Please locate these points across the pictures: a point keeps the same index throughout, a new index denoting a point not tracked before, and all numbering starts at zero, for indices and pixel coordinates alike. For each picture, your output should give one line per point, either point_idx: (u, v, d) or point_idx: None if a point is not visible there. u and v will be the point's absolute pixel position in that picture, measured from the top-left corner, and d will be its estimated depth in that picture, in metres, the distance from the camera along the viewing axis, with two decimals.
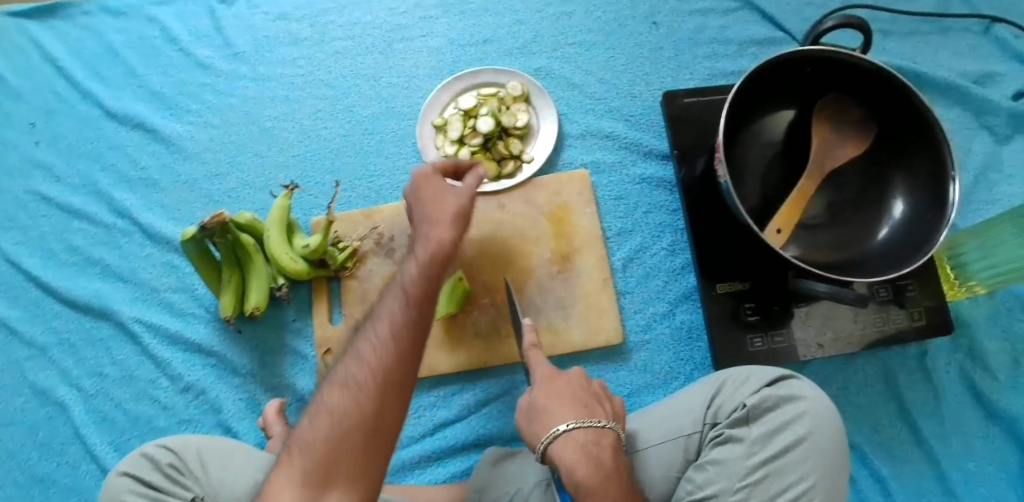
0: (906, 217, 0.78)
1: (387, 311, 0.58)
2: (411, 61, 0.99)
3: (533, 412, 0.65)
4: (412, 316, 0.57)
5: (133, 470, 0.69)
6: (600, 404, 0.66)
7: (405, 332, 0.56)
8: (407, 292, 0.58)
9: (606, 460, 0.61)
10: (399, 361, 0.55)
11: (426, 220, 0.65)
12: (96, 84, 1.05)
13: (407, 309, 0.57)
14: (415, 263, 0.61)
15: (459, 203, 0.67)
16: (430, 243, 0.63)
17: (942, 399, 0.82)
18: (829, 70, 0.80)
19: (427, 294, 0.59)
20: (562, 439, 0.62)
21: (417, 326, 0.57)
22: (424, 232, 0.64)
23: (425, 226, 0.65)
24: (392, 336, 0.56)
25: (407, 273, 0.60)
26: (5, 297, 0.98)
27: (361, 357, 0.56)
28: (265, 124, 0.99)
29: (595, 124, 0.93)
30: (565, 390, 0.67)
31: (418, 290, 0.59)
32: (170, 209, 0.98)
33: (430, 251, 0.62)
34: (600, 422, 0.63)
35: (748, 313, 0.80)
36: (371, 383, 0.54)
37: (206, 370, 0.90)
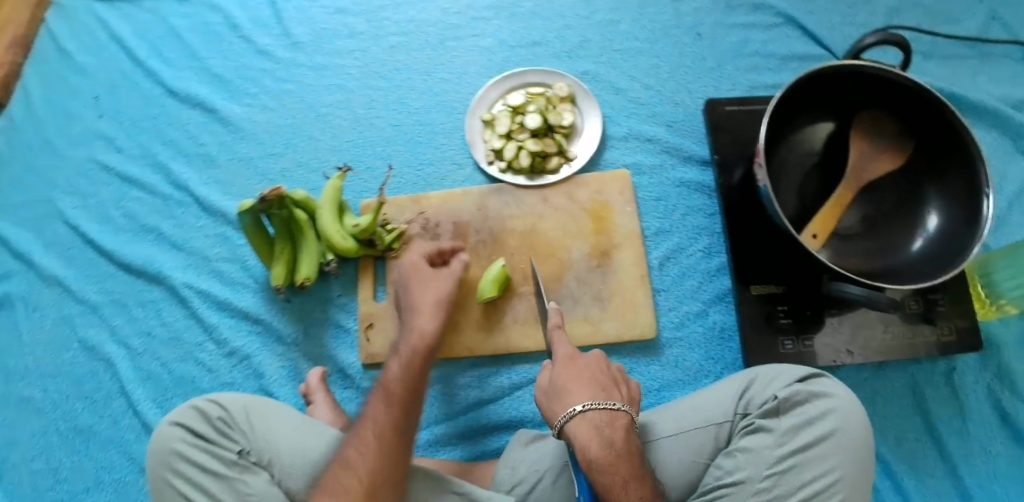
0: (940, 231, 0.80)
1: (374, 412, 0.67)
2: (462, 59, 1.02)
3: (551, 391, 0.68)
4: (394, 418, 0.66)
5: (183, 420, 0.69)
6: (614, 388, 0.68)
7: (390, 430, 0.65)
8: (391, 393, 0.68)
9: (617, 441, 0.63)
10: (384, 459, 0.63)
11: (411, 311, 0.76)
12: (159, 64, 1.10)
13: (391, 410, 0.66)
14: (397, 364, 0.71)
15: (439, 297, 0.77)
16: (414, 339, 0.73)
17: (967, 415, 0.84)
18: (867, 86, 0.83)
19: (411, 393, 0.69)
20: (578, 420, 0.64)
21: (402, 423, 0.66)
22: (407, 332, 0.74)
23: (412, 319, 0.75)
24: (384, 418, 0.66)
25: (392, 376, 0.70)
26: (62, 258, 1.03)
27: (348, 458, 0.63)
28: (320, 111, 1.04)
29: (638, 128, 0.96)
30: (584, 371, 0.69)
31: (402, 388, 0.68)
32: (225, 184, 1.03)
33: (412, 350, 0.72)
34: (614, 405, 0.65)
35: (780, 317, 0.82)
36: (361, 481, 0.61)
37: (250, 337, 0.94)
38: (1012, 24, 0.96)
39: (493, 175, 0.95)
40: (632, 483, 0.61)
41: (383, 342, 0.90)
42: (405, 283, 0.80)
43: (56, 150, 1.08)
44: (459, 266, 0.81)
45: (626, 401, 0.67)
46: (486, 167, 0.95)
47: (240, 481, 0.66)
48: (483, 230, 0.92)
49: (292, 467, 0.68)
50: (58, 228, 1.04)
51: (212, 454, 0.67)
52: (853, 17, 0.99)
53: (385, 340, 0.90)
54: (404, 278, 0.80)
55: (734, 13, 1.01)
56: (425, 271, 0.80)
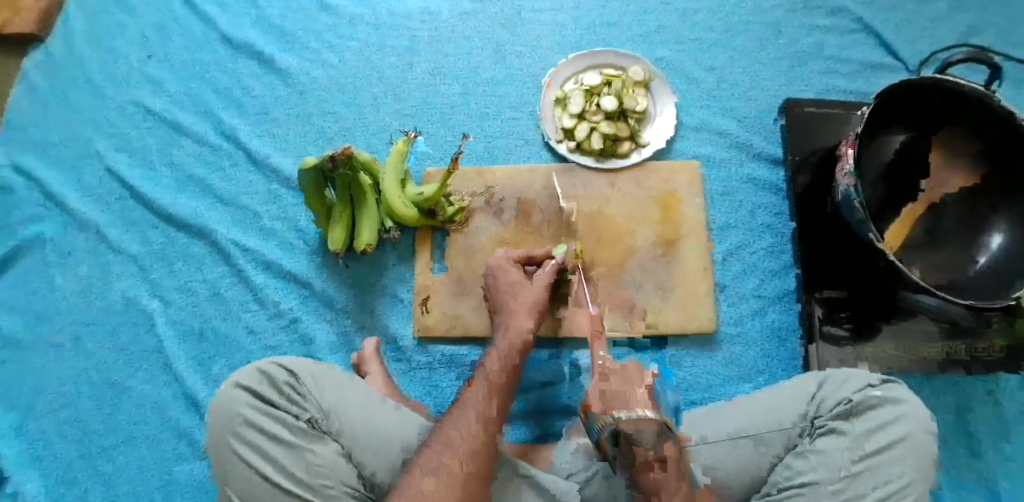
0: (1005, 253, 0.81)
1: (472, 399, 0.67)
2: (536, 32, 1.01)
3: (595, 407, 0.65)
4: (494, 409, 0.66)
5: (250, 384, 0.68)
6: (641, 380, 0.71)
7: (491, 421, 0.65)
8: (491, 384, 0.69)
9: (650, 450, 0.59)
10: (484, 445, 0.63)
11: (505, 312, 0.77)
12: (216, 9, 1.06)
13: (491, 399, 0.67)
14: (495, 357, 0.72)
15: (533, 299, 0.78)
16: (508, 336, 0.75)
17: (1010, 434, 0.85)
18: (955, 102, 0.82)
19: (507, 388, 0.70)
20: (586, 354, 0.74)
21: (500, 413, 0.67)
22: (504, 327, 0.76)
23: (508, 317, 0.77)
24: (482, 417, 0.65)
25: (488, 368, 0.71)
26: (99, 202, 0.98)
27: (449, 439, 0.63)
28: (384, 72, 1.00)
29: (710, 120, 0.95)
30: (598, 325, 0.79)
31: (500, 381, 0.70)
32: (279, 139, 0.99)
33: (510, 345, 0.73)
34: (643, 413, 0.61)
35: (843, 322, 0.83)
36: (462, 466, 0.61)
37: (299, 300, 0.91)
38: None
39: (561, 153, 0.93)
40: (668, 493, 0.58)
41: (439, 316, 0.88)
42: (495, 282, 0.81)
43: (99, 89, 1.03)
44: (549, 270, 0.80)
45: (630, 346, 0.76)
46: (555, 146, 0.93)
47: (309, 451, 0.65)
48: (548, 209, 0.90)
49: (360, 440, 0.67)
50: (97, 171, 1.00)
51: (281, 421, 0.66)
52: (928, 31, 0.99)
53: (441, 312, 0.88)
54: (493, 276, 0.82)
55: (811, 15, 1.00)
56: (513, 275, 0.81)
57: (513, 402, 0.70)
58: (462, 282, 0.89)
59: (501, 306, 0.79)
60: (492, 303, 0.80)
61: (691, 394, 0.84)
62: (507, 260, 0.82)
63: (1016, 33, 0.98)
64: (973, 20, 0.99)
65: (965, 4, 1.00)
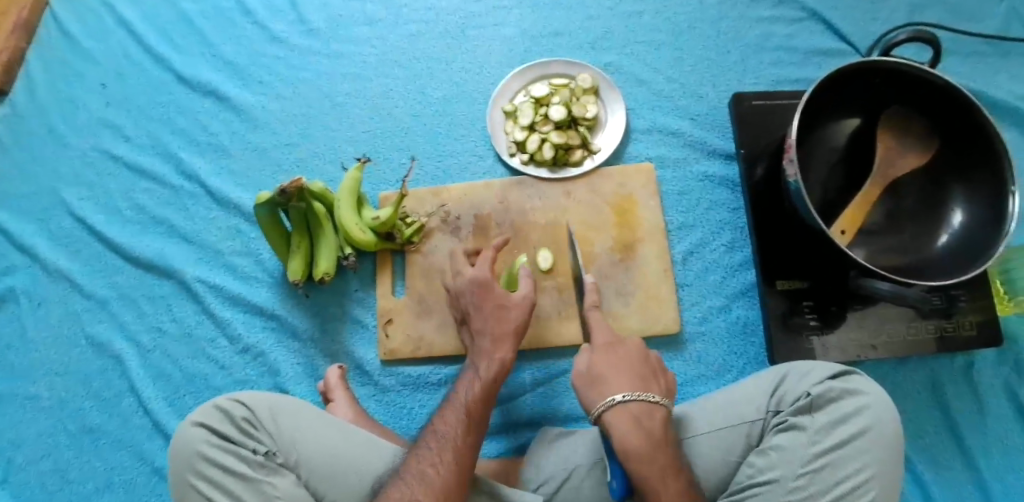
0: (963, 228, 0.81)
1: (449, 428, 0.66)
2: (483, 48, 1.02)
3: (591, 379, 0.70)
4: (467, 443, 0.65)
5: (206, 421, 0.68)
6: (651, 381, 0.71)
7: (466, 454, 0.64)
8: (468, 415, 0.67)
9: (657, 432, 0.66)
10: (461, 479, 0.62)
11: (487, 336, 0.74)
12: (169, 50, 1.08)
13: (469, 433, 0.66)
14: (477, 386, 0.70)
15: (515, 324, 0.75)
16: (491, 363, 0.72)
17: (986, 410, 0.84)
18: (896, 82, 0.83)
19: (485, 419, 0.68)
20: (613, 410, 0.67)
21: (476, 444, 0.66)
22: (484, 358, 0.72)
23: (488, 341, 0.74)
24: (456, 458, 0.63)
25: (462, 401, 0.69)
26: (67, 250, 1.00)
27: (424, 474, 0.62)
28: (336, 100, 1.01)
29: (661, 121, 0.96)
30: (624, 361, 0.72)
31: (477, 411, 0.68)
32: (237, 174, 1.00)
33: (489, 373, 0.71)
34: (652, 398, 0.68)
35: (804, 313, 0.82)
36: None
37: (266, 333, 0.92)
38: None
39: (515, 167, 0.94)
40: (670, 477, 0.63)
41: (403, 337, 0.88)
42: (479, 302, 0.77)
43: (60, 138, 1.05)
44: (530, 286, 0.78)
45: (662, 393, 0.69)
46: (508, 159, 0.94)
47: (266, 483, 0.65)
48: (504, 223, 0.91)
49: (318, 468, 0.68)
50: (63, 219, 1.01)
51: (238, 456, 0.66)
52: (874, 13, 0.99)
53: (405, 334, 0.88)
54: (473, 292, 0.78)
55: (756, 6, 1.00)
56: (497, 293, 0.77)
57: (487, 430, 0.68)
58: (425, 301, 0.89)
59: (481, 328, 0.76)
60: (472, 322, 0.77)
61: None
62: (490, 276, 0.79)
63: (963, 7, 0.98)
64: None
65: None
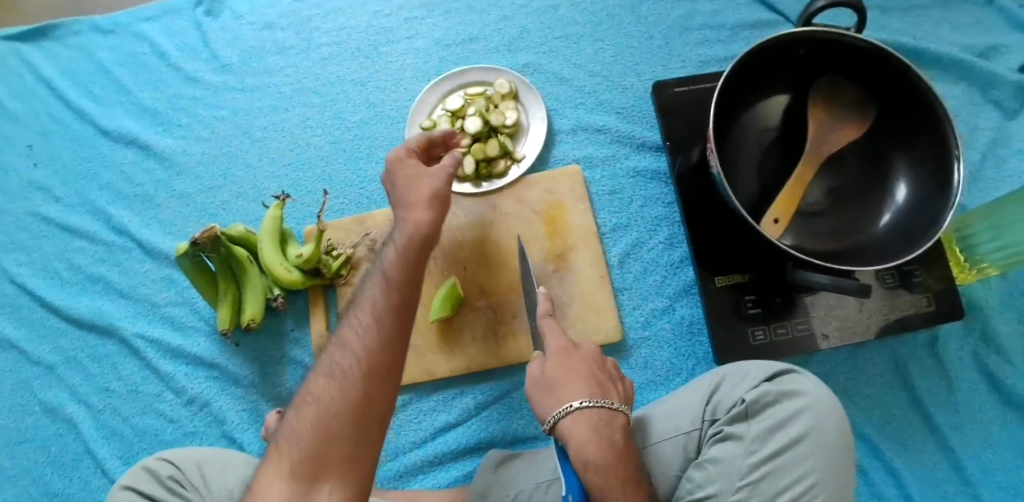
0: (909, 202, 0.75)
1: (368, 301, 0.58)
2: (397, 64, 0.98)
3: (546, 386, 0.67)
4: (390, 340, 0.56)
5: (133, 484, 0.69)
6: (610, 386, 0.67)
7: (388, 315, 0.57)
8: (388, 282, 0.59)
9: (617, 439, 0.62)
10: (386, 361, 0.55)
11: (403, 206, 0.65)
12: (89, 103, 1.06)
13: (389, 300, 0.58)
14: (400, 240, 0.62)
15: (433, 187, 0.67)
16: (409, 225, 0.63)
17: (955, 385, 0.79)
18: (822, 53, 0.78)
19: (407, 288, 0.59)
20: (573, 416, 0.63)
21: (402, 311, 0.58)
22: (402, 220, 0.64)
23: (404, 212, 0.65)
24: (376, 319, 0.57)
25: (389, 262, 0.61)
26: (12, 318, 1.00)
27: (345, 342, 0.57)
28: (255, 135, 0.99)
29: (585, 118, 0.91)
30: (581, 366, 0.68)
31: (399, 277, 0.59)
32: (166, 224, 0.98)
33: (409, 237, 0.63)
34: (611, 404, 0.64)
35: (748, 306, 0.78)
36: (357, 362, 0.55)
37: (209, 382, 0.91)
38: None
39: None
40: (630, 487, 0.60)
41: None
42: None
43: None
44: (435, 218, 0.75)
45: (621, 399, 0.66)
46: None
47: None
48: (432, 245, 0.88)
49: None
50: (4, 288, 1.01)
51: None
52: None
53: None
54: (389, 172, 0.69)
55: None
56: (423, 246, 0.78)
57: (419, 290, 0.60)
58: None
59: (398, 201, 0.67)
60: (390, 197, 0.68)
61: None
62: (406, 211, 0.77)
63: None
64: None
65: None
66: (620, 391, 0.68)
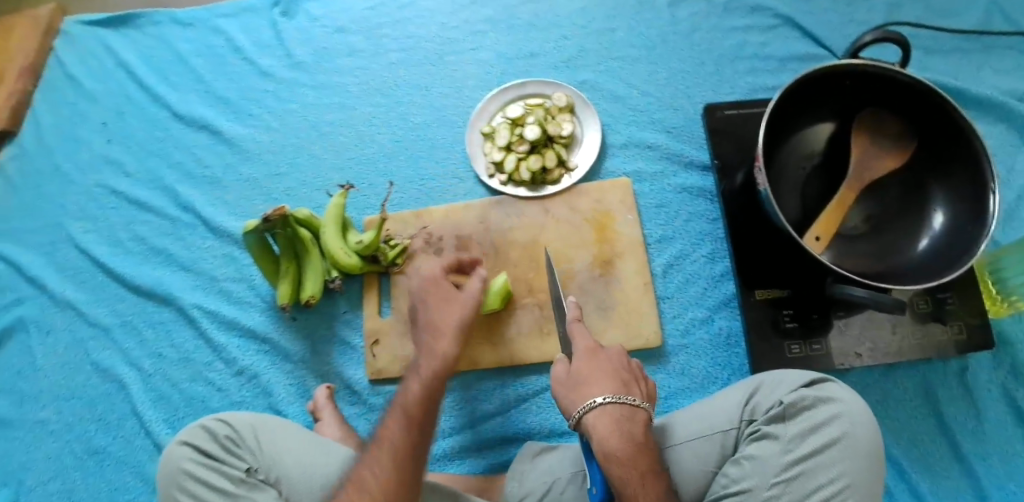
0: (945, 229, 0.79)
1: (392, 435, 0.66)
2: (461, 72, 1.04)
3: (570, 383, 0.69)
4: (406, 475, 0.63)
5: (192, 439, 0.69)
6: (632, 384, 0.69)
7: (408, 452, 0.65)
8: (409, 417, 0.67)
9: (637, 434, 0.64)
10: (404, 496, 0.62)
11: (430, 330, 0.76)
12: (166, 88, 1.13)
13: (410, 435, 0.66)
14: (417, 383, 0.71)
15: (459, 318, 0.77)
16: (433, 357, 0.73)
17: (982, 414, 0.82)
18: (866, 84, 0.82)
19: (425, 420, 0.68)
20: (596, 411, 0.65)
21: (417, 448, 0.66)
22: (426, 350, 0.74)
23: (431, 338, 0.75)
24: (398, 455, 0.64)
25: (410, 397, 0.69)
26: (73, 281, 1.04)
27: (363, 481, 0.63)
28: (322, 129, 1.05)
29: (637, 135, 0.97)
30: (604, 365, 0.69)
31: (418, 412, 0.68)
32: (231, 205, 1.04)
33: (432, 369, 0.72)
34: (636, 400, 0.66)
35: (786, 321, 0.81)
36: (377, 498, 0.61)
37: (259, 356, 0.95)
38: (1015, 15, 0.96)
39: (494, 187, 0.95)
40: (649, 478, 0.62)
41: (389, 358, 0.91)
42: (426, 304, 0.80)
43: (67, 175, 1.11)
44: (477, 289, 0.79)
45: (642, 396, 0.67)
46: (487, 180, 0.96)
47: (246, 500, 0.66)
48: (484, 242, 0.92)
49: (298, 486, 0.68)
50: (70, 252, 1.06)
51: (221, 473, 0.67)
52: (850, 15, 0.99)
53: (392, 355, 0.91)
54: (423, 289, 0.80)
55: (731, 16, 1.01)
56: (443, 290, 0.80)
57: (434, 428, 0.68)
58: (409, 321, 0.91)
59: (427, 321, 0.78)
60: (421, 317, 0.78)
61: None
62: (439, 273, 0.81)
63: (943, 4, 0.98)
64: None
65: None
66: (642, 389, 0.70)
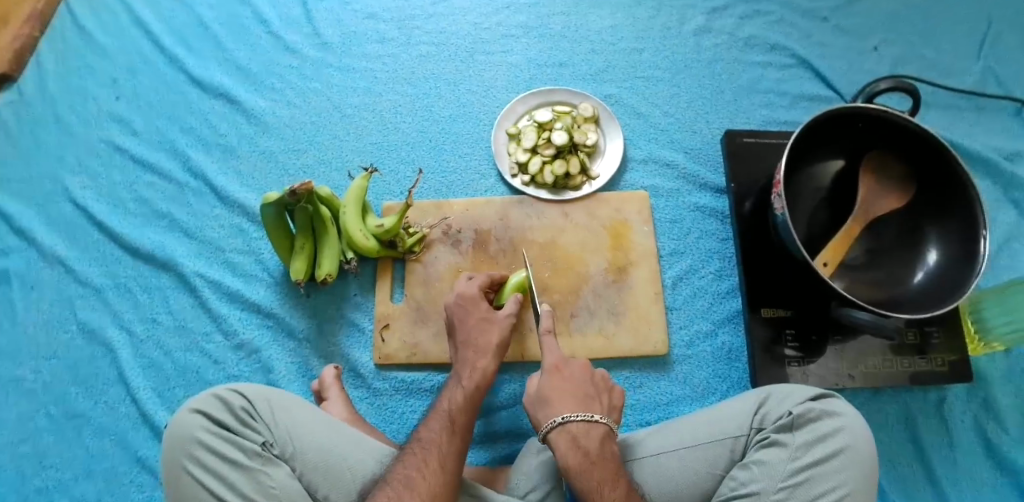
0: (937, 268, 0.85)
1: (435, 442, 0.68)
2: (491, 72, 1.07)
3: (537, 401, 0.72)
4: (450, 479, 0.65)
5: (204, 408, 0.69)
6: (595, 400, 0.72)
7: (451, 459, 0.66)
8: (453, 425, 0.70)
9: (592, 449, 0.67)
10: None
11: (472, 348, 0.79)
12: (184, 52, 1.11)
13: (454, 440, 0.68)
14: (460, 394, 0.74)
15: (500, 339, 0.81)
16: (475, 373, 0.76)
17: (956, 443, 0.88)
18: (878, 128, 0.88)
19: (468, 429, 0.71)
20: (557, 430, 0.68)
21: (460, 455, 0.68)
22: (470, 366, 0.77)
23: (472, 355, 0.79)
24: (442, 463, 0.65)
25: (454, 408, 0.72)
26: (65, 236, 0.99)
27: (409, 480, 0.63)
28: (346, 111, 1.05)
29: (657, 152, 1.01)
30: (568, 383, 0.73)
31: (462, 422, 0.71)
32: (244, 176, 1.02)
33: (473, 383, 0.75)
34: (590, 416, 0.69)
35: (787, 340, 0.86)
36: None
37: (262, 331, 0.92)
38: (1005, 80, 1.06)
39: (516, 187, 0.98)
40: (606, 487, 0.64)
41: (398, 344, 0.90)
42: (462, 314, 0.83)
43: (68, 128, 1.06)
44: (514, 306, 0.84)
45: (604, 413, 0.71)
46: (510, 180, 0.98)
47: (262, 473, 0.66)
48: (504, 238, 0.94)
49: (313, 463, 0.69)
50: (63, 207, 1.01)
51: (235, 444, 0.67)
52: (859, 64, 1.08)
53: (401, 341, 0.90)
54: (462, 308, 0.83)
55: (751, 51, 1.08)
56: (482, 308, 0.83)
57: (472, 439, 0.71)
58: (421, 309, 0.92)
59: (466, 338, 0.81)
60: (459, 335, 0.81)
61: (644, 414, 0.87)
62: (477, 290, 0.84)
63: (939, 64, 1.07)
64: (899, 53, 1.08)
65: (895, 38, 1.09)
66: (608, 405, 0.73)
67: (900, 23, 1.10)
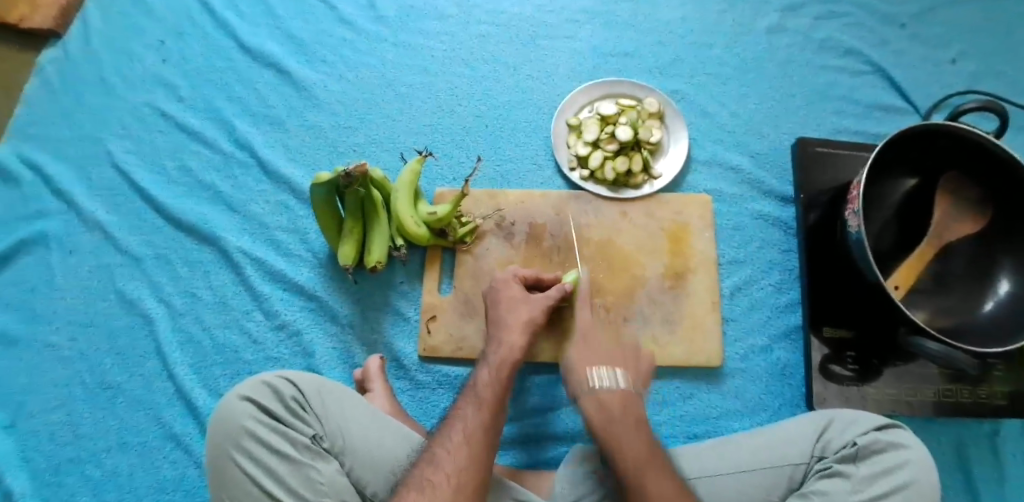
0: (1010, 298, 0.82)
1: (462, 419, 0.66)
2: (552, 58, 1.02)
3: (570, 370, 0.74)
4: (478, 455, 0.63)
5: (254, 396, 0.67)
6: (623, 364, 0.73)
7: (478, 435, 0.64)
8: (481, 401, 0.68)
9: (616, 407, 0.68)
10: (473, 479, 0.61)
11: (501, 326, 0.76)
12: (233, 16, 1.06)
13: (481, 416, 0.66)
14: (486, 372, 0.71)
15: (530, 316, 0.77)
16: (501, 350, 0.73)
17: (1008, 478, 0.85)
18: (959, 148, 0.84)
19: (499, 405, 0.68)
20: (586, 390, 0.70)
21: (490, 431, 0.65)
22: (496, 342, 0.74)
23: (500, 331, 0.76)
24: (466, 438, 0.64)
25: (480, 384, 0.70)
26: (105, 201, 0.96)
27: (435, 457, 0.62)
28: (399, 89, 1.01)
29: (721, 154, 0.97)
30: (599, 351, 0.74)
31: (491, 397, 0.68)
32: (291, 150, 0.98)
33: (499, 360, 0.72)
34: (617, 379, 0.70)
35: (847, 361, 0.84)
36: (448, 481, 0.60)
37: (304, 313, 0.90)
38: None
39: (574, 181, 0.94)
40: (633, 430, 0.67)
41: (444, 336, 0.88)
42: (495, 295, 0.80)
43: (111, 88, 1.02)
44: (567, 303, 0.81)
45: (631, 377, 0.71)
46: (568, 173, 0.94)
47: (312, 468, 0.64)
48: (558, 234, 0.90)
49: (364, 459, 0.67)
50: (104, 170, 0.98)
51: (284, 436, 0.65)
52: (938, 76, 1.02)
53: (447, 334, 0.88)
54: (494, 289, 0.81)
55: (825, 55, 1.03)
56: (514, 289, 0.80)
57: (505, 417, 0.68)
58: (469, 303, 0.89)
59: (498, 319, 0.78)
60: (490, 314, 0.79)
61: (693, 426, 0.84)
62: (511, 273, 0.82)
63: (1022, 82, 1.02)
64: (980, 67, 1.03)
65: (977, 51, 1.04)
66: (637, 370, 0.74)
67: (983, 36, 1.05)
